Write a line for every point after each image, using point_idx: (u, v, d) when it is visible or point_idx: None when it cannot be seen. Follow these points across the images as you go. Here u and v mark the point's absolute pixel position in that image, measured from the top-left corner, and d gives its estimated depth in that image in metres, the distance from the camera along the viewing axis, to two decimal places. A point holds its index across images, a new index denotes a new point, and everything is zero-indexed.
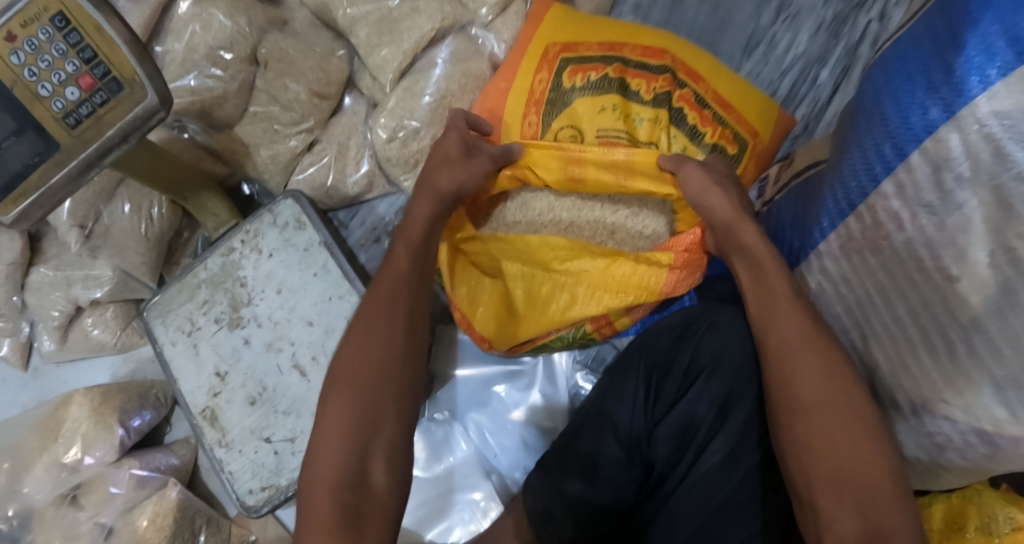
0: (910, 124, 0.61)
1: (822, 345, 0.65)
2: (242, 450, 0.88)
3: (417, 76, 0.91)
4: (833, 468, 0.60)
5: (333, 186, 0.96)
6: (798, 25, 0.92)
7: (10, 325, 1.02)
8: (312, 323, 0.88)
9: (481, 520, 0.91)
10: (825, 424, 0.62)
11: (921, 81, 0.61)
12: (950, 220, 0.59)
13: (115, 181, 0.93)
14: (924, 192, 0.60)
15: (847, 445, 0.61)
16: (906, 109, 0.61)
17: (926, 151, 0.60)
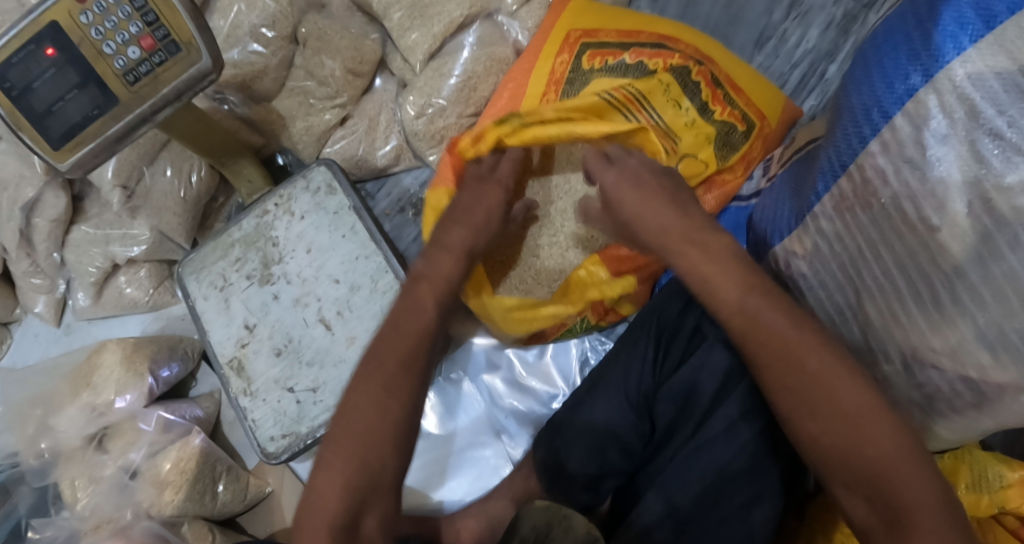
0: (894, 88, 0.68)
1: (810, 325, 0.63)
2: (265, 399, 0.93)
3: (445, 58, 0.98)
4: (844, 461, 0.61)
5: (362, 157, 1.02)
6: (809, 22, 0.99)
7: (47, 282, 1.08)
8: (339, 281, 0.93)
9: (491, 476, 0.95)
10: (826, 410, 0.61)
11: (904, 50, 0.68)
12: (933, 172, 0.65)
13: (158, 145, 0.99)
14: (907, 147, 0.67)
15: (851, 428, 0.61)
16: (890, 76, 0.68)
17: (908, 113, 0.67)
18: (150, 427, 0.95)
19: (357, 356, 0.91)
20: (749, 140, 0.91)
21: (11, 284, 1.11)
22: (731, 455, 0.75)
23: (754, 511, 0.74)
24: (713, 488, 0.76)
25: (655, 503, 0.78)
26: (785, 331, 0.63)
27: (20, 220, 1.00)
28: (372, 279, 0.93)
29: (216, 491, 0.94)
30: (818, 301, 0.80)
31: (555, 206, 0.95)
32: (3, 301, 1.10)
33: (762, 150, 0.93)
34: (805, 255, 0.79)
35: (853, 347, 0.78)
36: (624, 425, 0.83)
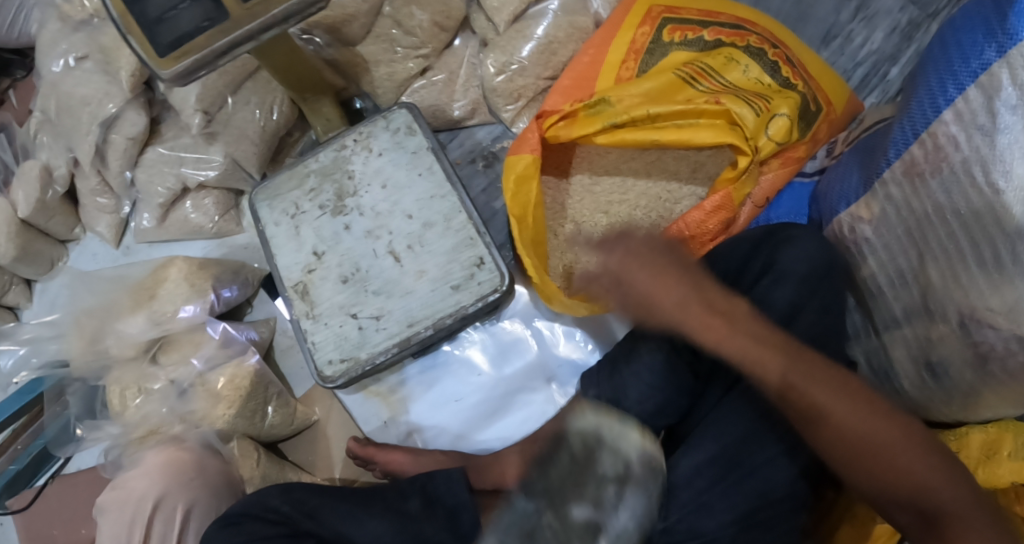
0: (969, 63, 0.73)
1: (815, 368, 0.66)
2: (328, 323, 0.95)
3: (529, 22, 1.03)
4: (892, 484, 0.64)
5: (440, 108, 1.06)
6: (874, 25, 1.06)
7: (113, 202, 1.10)
8: (412, 217, 0.96)
9: (537, 421, 0.97)
10: (847, 436, 0.65)
11: (981, 30, 0.73)
12: (1001, 139, 0.69)
13: (246, 75, 1.02)
14: (979, 115, 0.71)
15: (883, 447, 0.64)
16: (967, 52, 0.74)
17: (982, 85, 0.72)
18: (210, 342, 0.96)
19: (426, 288, 0.94)
20: (818, 121, 0.95)
21: (74, 202, 1.13)
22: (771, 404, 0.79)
23: (779, 471, 0.78)
24: (749, 434, 0.79)
25: (708, 440, 0.80)
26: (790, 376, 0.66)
27: (98, 135, 1.03)
28: (446, 217, 0.95)
29: (266, 412, 0.96)
30: (880, 266, 0.83)
31: (627, 165, 0.99)
32: (66, 217, 1.12)
33: (828, 133, 0.97)
34: (872, 220, 0.84)
35: (912, 310, 0.81)
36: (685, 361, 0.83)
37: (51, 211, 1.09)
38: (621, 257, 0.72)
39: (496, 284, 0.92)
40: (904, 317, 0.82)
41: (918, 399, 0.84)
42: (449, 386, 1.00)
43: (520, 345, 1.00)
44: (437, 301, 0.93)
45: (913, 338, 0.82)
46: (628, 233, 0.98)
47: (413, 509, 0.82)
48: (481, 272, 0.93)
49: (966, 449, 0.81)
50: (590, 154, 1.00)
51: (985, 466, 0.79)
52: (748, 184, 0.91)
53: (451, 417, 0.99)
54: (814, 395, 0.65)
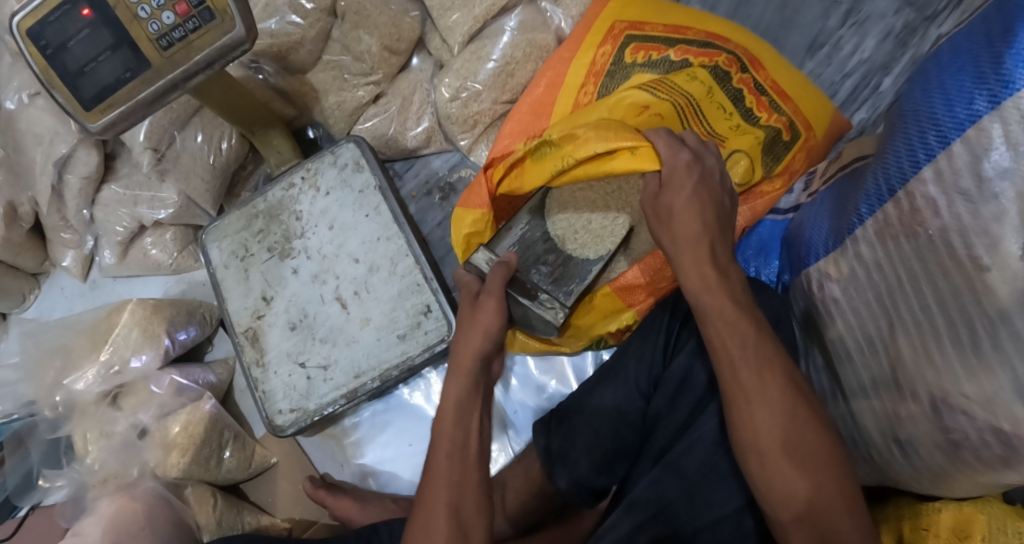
0: (955, 113, 0.62)
1: (773, 361, 0.65)
2: (277, 372, 0.92)
3: (484, 42, 0.96)
4: (804, 500, 0.63)
5: (393, 137, 1.00)
6: (865, 31, 0.95)
7: (76, 238, 1.09)
8: (358, 260, 0.93)
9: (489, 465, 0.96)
10: (788, 434, 0.64)
11: (970, 73, 0.62)
12: (984, 209, 0.59)
13: (191, 110, 0.99)
14: (962, 178, 0.61)
15: (812, 458, 0.63)
16: (952, 98, 0.63)
17: (968, 140, 0.61)
18: (161, 390, 0.95)
19: (371, 336, 0.90)
20: (791, 152, 0.87)
21: (42, 236, 1.13)
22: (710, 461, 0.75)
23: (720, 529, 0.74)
24: (689, 489, 0.75)
25: (651, 494, 0.76)
26: (745, 358, 0.65)
27: (53, 175, 1.01)
28: (391, 260, 0.92)
29: (222, 457, 0.95)
30: (849, 328, 0.74)
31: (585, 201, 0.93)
32: (34, 251, 1.12)
33: (806, 163, 0.88)
34: (840, 280, 0.75)
35: (879, 381, 0.72)
36: (632, 410, 0.83)
37: (18, 248, 1.09)
38: (683, 161, 0.73)
39: (443, 333, 0.88)
40: (872, 386, 0.74)
41: (888, 470, 0.77)
42: (401, 431, 0.97)
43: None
44: (384, 352, 0.90)
45: (881, 412, 0.73)
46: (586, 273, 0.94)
47: None
48: (427, 320, 0.89)
49: (935, 527, 0.75)
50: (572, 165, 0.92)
51: None
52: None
53: (403, 462, 0.96)
54: (763, 379, 0.65)
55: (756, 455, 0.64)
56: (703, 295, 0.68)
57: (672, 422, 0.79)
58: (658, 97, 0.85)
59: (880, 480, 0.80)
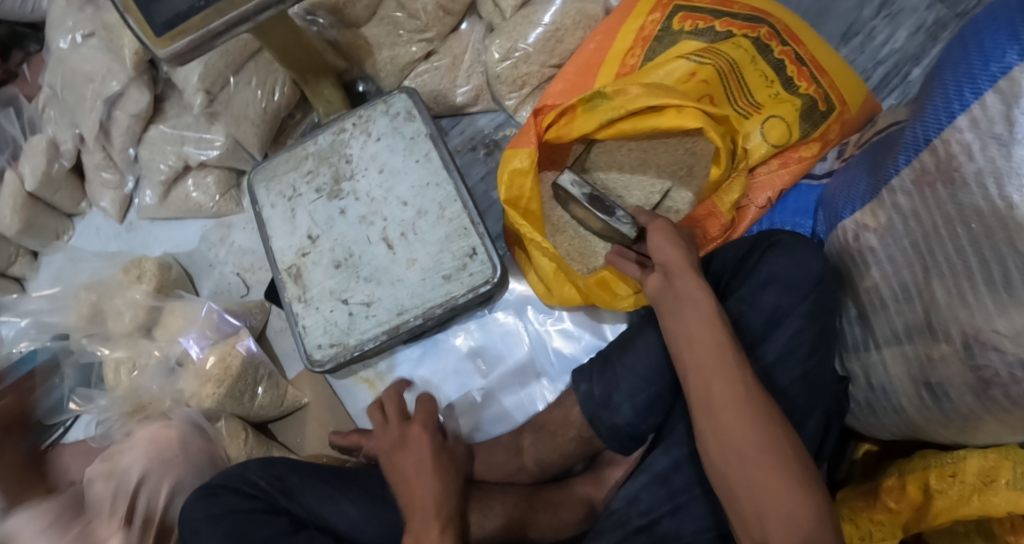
0: (989, 67, 0.65)
1: (700, 311, 0.69)
2: (319, 307, 0.94)
3: (536, 8, 0.99)
4: (731, 443, 0.63)
5: (442, 93, 1.04)
6: (898, 23, 1.02)
7: (116, 178, 1.12)
8: (406, 204, 0.95)
9: (517, 413, 0.97)
10: (709, 379, 0.66)
11: (1005, 30, 0.64)
12: (1017, 150, 0.62)
13: (247, 55, 1.01)
14: (996, 123, 0.64)
15: (735, 406, 0.64)
16: (987, 54, 0.65)
17: (1001, 90, 0.64)
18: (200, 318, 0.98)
19: (416, 277, 0.92)
20: (826, 122, 0.91)
21: (80, 176, 1.15)
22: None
23: None
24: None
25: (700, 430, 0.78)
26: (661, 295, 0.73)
27: (102, 112, 1.03)
28: (440, 205, 0.94)
29: (256, 393, 0.96)
30: (885, 278, 0.78)
31: (625, 154, 0.96)
32: (70, 191, 1.14)
33: (840, 135, 0.92)
34: (877, 229, 0.78)
35: (913, 327, 0.76)
36: None
37: (56, 186, 1.11)
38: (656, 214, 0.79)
39: (488, 275, 0.90)
40: (905, 333, 0.77)
41: (916, 419, 0.81)
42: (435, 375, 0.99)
43: (512, 332, 0.99)
44: (428, 292, 0.92)
45: (915, 357, 0.77)
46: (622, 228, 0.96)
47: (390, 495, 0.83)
48: (474, 263, 0.91)
49: (961, 474, 0.81)
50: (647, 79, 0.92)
51: (980, 493, 0.79)
52: (733, 189, 0.88)
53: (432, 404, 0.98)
54: (686, 327, 0.69)
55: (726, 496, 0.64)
56: (680, 330, 0.69)
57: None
58: (704, 59, 0.90)
59: (905, 430, 0.85)
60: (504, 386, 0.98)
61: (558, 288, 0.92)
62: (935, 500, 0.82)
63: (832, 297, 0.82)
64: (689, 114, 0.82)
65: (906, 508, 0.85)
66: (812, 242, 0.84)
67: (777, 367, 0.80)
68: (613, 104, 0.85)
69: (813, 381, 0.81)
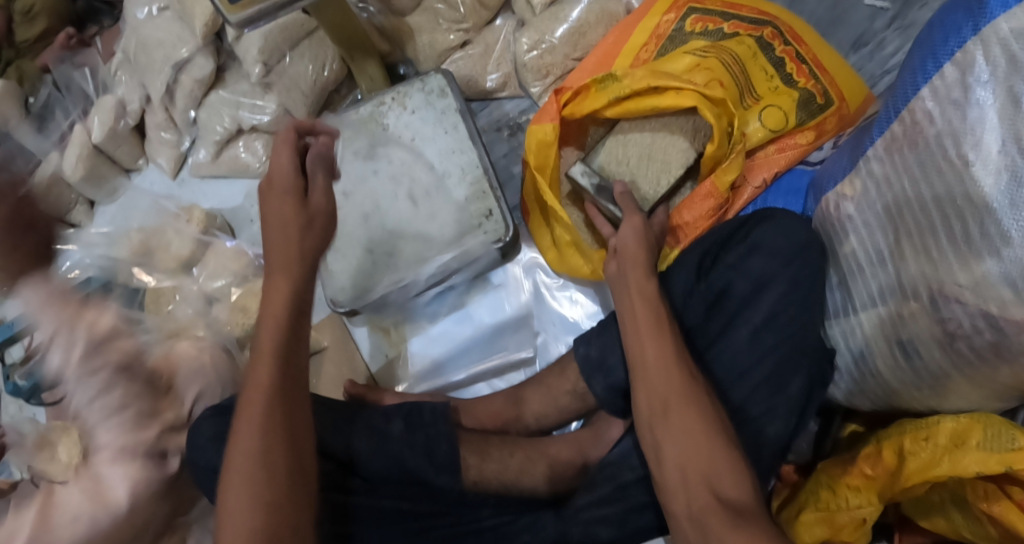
0: (947, 42, 0.74)
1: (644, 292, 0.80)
2: (346, 254, 1.03)
3: (563, 5, 1.11)
4: (658, 394, 0.73)
5: (474, 79, 1.15)
6: (908, 35, 1.12)
7: (174, 138, 1.23)
8: (433, 168, 1.05)
9: (510, 370, 1.04)
10: (644, 343, 0.76)
11: (961, 10, 0.74)
12: (971, 113, 0.70)
13: (303, 33, 1.13)
14: (953, 90, 0.72)
15: (665, 366, 0.74)
16: (947, 31, 0.74)
17: (958, 62, 0.73)
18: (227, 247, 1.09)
19: (438, 231, 1.02)
20: (824, 113, 1.00)
21: (141, 136, 1.27)
22: (754, 358, 0.89)
23: (747, 424, 0.87)
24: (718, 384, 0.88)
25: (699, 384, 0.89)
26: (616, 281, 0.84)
27: (169, 75, 1.16)
28: (464, 169, 1.04)
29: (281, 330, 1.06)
30: (861, 243, 0.86)
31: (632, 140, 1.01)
32: (131, 149, 1.26)
33: (838, 127, 1.02)
34: (854, 197, 0.86)
35: (887, 289, 0.84)
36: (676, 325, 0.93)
37: (119, 142, 1.23)
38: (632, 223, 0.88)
39: (500, 234, 1.01)
40: (880, 295, 0.85)
41: (892, 382, 0.89)
42: (443, 329, 1.07)
43: (519, 291, 1.07)
44: (448, 247, 1.01)
45: (888, 319, 0.85)
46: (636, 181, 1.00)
47: (395, 430, 0.90)
48: (488, 223, 1.01)
49: (934, 437, 0.87)
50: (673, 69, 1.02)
51: (950, 454, 0.85)
52: (731, 169, 0.95)
53: (432, 354, 1.07)
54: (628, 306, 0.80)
55: (654, 447, 0.72)
56: (626, 306, 0.80)
57: (710, 328, 0.92)
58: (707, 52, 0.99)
59: (883, 395, 0.93)
60: (510, 344, 1.06)
61: (568, 259, 1.00)
62: (909, 461, 0.89)
63: (818, 266, 0.89)
64: (682, 96, 0.93)
65: (881, 472, 0.92)
66: (801, 218, 0.93)
67: (762, 331, 0.89)
68: (620, 84, 0.96)
69: (795, 344, 0.89)
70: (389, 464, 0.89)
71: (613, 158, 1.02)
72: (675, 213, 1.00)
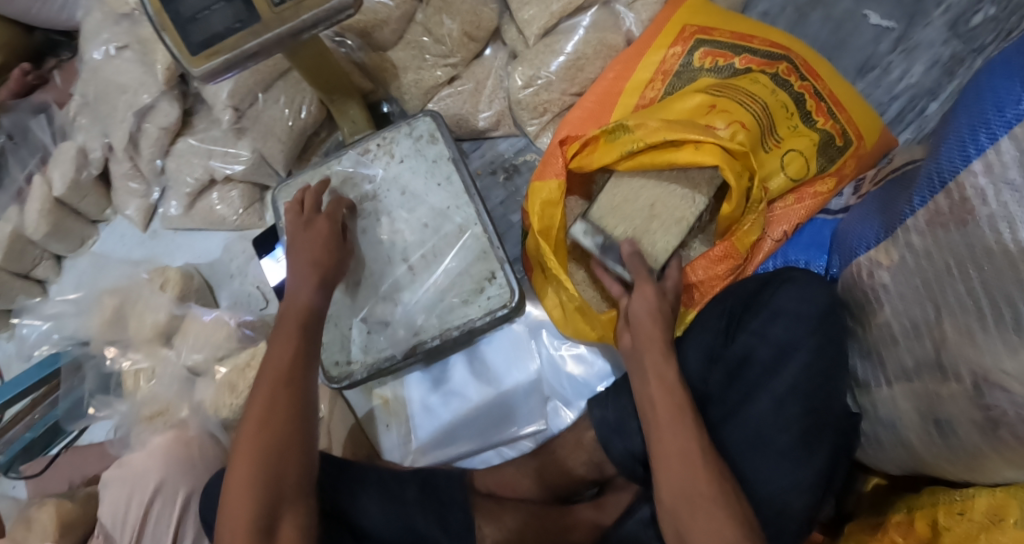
0: (1004, 113, 0.68)
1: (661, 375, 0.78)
2: (337, 324, 0.96)
3: (558, 37, 1.01)
4: (682, 487, 0.73)
5: (465, 118, 1.07)
6: (913, 58, 1.07)
7: (143, 187, 1.14)
8: (427, 225, 0.97)
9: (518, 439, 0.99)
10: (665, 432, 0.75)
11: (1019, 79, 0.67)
12: None
13: (276, 74, 1.03)
14: (1010, 169, 0.66)
15: (689, 459, 0.73)
16: (1002, 100, 0.68)
17: (1017, 136, 0.66)
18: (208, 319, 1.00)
19: (437, 296, 0.95)
20: (843, 156, 0.95)
21: (106, 184, 1.17)
22: (778, 431, 0.82)
23: (774, 496, 0.81)
24: (737, 460, 0.82)
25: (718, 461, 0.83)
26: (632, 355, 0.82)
27: (133, 124, 1.06)
28: (461, 227, 0.96)
29: None
30: (896, 313, 0.81)
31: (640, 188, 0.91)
32: (97, 199, 1.17)
33: (856, 170, 0.97)
34: (890, 267, 0.81)
35: (923, 363, 0.78)
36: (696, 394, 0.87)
37: (83, 193, 1.14)
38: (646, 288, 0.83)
39: (505, 300, 0.93)
40: (915, 370, 0.80)
41: (922, 454, 0.83)
42: (445, 396, 1.01)
43: (524, 351, 1.01)
44: (448, 311, 0.94)
45: (923, 393, 0.79)
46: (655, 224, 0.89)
47: (410, 496, 0.87)
48: (489, 287, 0.93)
49: (970, 512, 0.79)
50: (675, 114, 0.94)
51: (986, 532, 0.76)
52: (750, 226, 0.91)
53: (436, 425, 1.00)
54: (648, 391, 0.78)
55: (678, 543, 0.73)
56: (646, 391, 0.78)
57: (731, 397, 0.86)
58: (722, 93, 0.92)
59: (911, 463, 0.86)
60: (516, 410, 1.00)
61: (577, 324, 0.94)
62: (943, 536, 0.81)
63: (840, 333, 0.82)
64: (702, 152, 0.86)
65: (913, 542, 0.84)
66: (823, 278, 0.87)
67: (788, 403, 0.82)
68: (631, 136, 0.89)
69: (821, 417, 0.82)
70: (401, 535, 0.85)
71: (610, 209, 0.90)
72: (687, 270, 0.94)
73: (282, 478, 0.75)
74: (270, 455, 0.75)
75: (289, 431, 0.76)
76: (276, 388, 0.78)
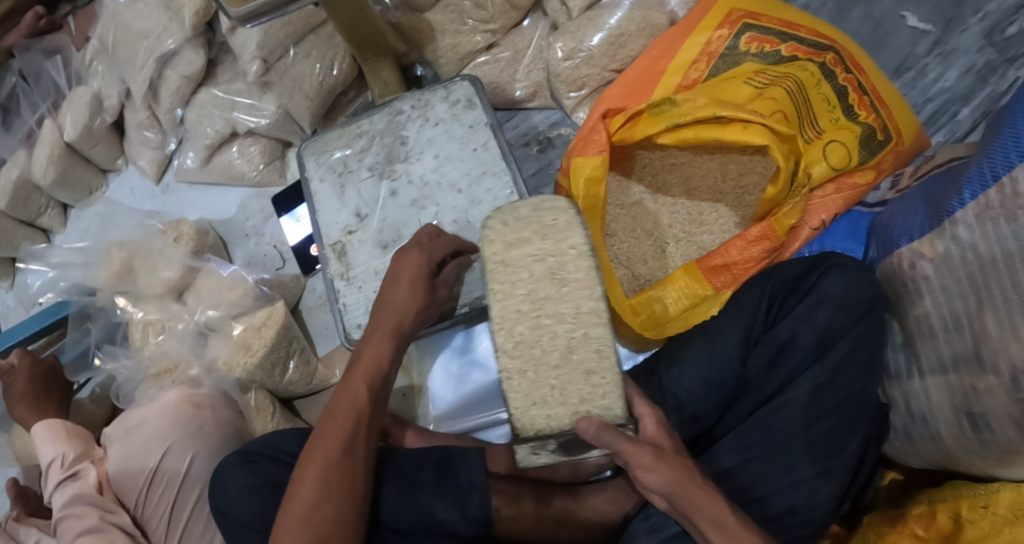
0: None
1: (722, 522, 0.67)
2: (361, 287, 0.93)
3: (601, 11, 1.00)
4: None
5: (500, 87, 1.06)
6: (949, 62, 1.05)
7: (159, 138, 1.11)
8: (460, 191, 0.94)
9: None
10: None
11: None
12: None
13: (308, 27, 0.99)
14: None
15: None
16: None
17: None
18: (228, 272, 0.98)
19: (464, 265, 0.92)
20: (883, 152, 0.94)
21: (120, 133, 1.14)
22: (811, 417, 0.81)
23: (799, 493, 0.80)
24: (774, 447, 0.81)
25: (751, 442, 0.82)
26: (670, 508, 0.70)
27: (153, 70, 1.01)
28: (493, 194, 0.93)
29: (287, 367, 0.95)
30: (936, 306, 0.80)
31: (538, 360, 0.65)
32: (109, 147, 1.13)
33: (893, 166, 0.96)
34: (933, 259, 0.80)
35: (960, 356, 0.77)
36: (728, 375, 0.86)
37: (95, 140, 1.10)
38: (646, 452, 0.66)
39: None
40: (952, 362, 0.79)
41: (953, 449, 0.82)
42: (468, 366, 1.00)
43: None
44: (475, 282, 0.92)
45: (959, 386, 0.78)
46: (583, 377, 0.65)
47: (426, 480, 0.83)
48: None
49: (994, 506, 0.78)
50: (513, 265, 0.65)
51: (1011, 526, 0.76)
52: (792, 213, 0.90)
53: (456, 395, 1.00)
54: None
55: None
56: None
57: (768, 381, 0.84)
58: (768, 81, 0.92)
59: (939, 458, 0.85)
60: None
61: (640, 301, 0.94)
62: (966, 530, 0.79)
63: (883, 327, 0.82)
64: (744, 133, 0.85)
65: (935, 536, 0.82)
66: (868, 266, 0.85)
67: (823, 388, 0.81)
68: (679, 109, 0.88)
69: (856, 403, 0.82)
70: (415, 514, 0.81)
71: (534, 408, 0.65)
72: (720, 249, 0.93)
73: (353, 474, 0.71)
74: (327, 479, 0.70)
75: (343, 427, 0.73)
76: (355, 384, 0.75)
